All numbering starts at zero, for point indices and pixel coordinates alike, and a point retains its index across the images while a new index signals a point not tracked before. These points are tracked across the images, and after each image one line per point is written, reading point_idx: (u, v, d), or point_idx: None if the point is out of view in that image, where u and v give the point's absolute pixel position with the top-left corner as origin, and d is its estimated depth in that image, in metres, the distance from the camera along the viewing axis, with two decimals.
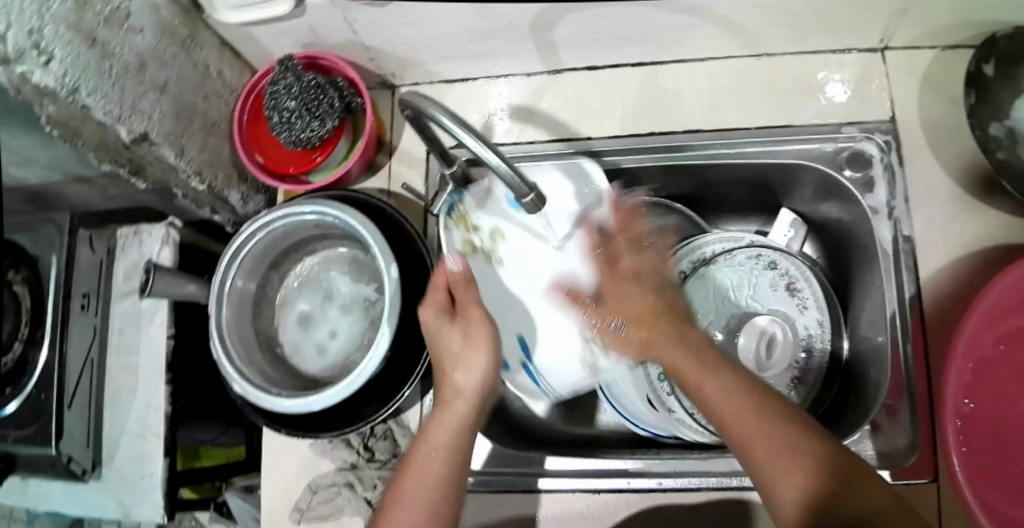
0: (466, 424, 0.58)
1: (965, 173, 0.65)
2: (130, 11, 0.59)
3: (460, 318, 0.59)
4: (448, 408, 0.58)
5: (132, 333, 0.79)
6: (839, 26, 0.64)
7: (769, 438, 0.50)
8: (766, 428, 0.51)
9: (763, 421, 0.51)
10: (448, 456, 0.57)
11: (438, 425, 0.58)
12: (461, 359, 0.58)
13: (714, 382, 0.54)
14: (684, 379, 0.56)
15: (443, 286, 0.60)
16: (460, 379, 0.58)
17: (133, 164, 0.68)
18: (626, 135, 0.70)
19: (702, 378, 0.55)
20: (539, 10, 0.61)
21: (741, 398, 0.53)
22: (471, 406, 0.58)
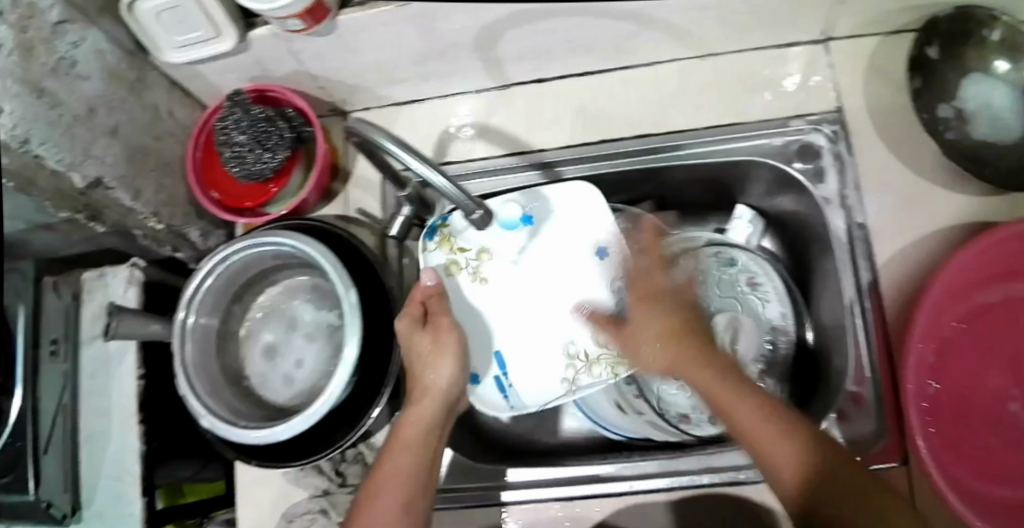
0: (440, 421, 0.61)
1: (918, 156, 0.66)
2: (76, 59, 0.60)
3: (430, 327, 0.62)
4: (420, 404, 0.61)
5: (101, 377, 0.79)
6: (778, 22, 0.64)
7: (800, 464, 0.51)
8: (799, 454, 0.52)
9: (797, 447, 0.52)
10: (423, 451, 0.59)
11: (414, 421, 0.60)
12: (432, 362, 0.61)
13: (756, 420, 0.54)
14: (716, 402, 0.56)
15: (419, 300, 0.63)
16: (431, 378, 0.61)
17: (90, 209, 0.67)
18: (577, 145, 0.70)
19: (740, 414, 0.55)
20: (480, 27, 0.61)
21: (784, 434, 0.53)
22: (443, 404, 0.61)
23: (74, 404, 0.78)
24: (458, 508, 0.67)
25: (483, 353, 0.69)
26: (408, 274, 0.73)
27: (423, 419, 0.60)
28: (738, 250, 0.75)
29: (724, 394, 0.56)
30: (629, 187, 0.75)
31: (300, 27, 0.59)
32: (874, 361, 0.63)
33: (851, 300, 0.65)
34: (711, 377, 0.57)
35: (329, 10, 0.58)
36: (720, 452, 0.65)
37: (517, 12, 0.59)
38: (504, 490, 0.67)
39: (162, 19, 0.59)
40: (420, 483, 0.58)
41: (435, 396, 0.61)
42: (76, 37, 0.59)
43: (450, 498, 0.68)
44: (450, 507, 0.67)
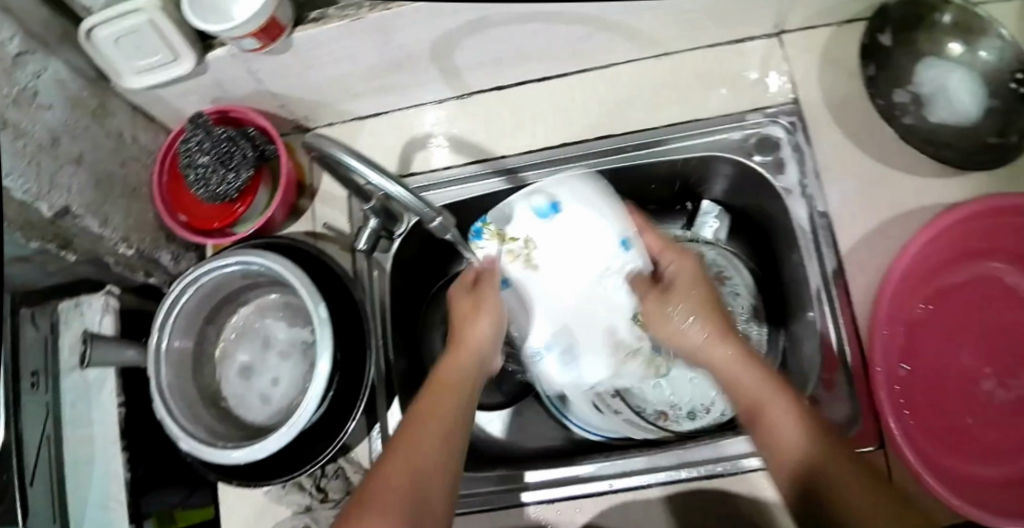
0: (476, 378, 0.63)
1: (878, 141, 0.66)
2: (38, 89, 0.60)
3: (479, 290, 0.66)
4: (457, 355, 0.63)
5: (84, 406, 0.78)
6: (729, 17, 0.65)
7: (781, 421, 0.54)
8: (782, 412, 0.54)
9: (781, 406, 0.55)
10: (463, 397, 0.60)
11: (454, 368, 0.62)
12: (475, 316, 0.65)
13: (773, 399, 0.56)
14: (722, 367, 0.60)
15: (471, 272, 0.68)
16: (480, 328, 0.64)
17: (60, 238, 0.67)
18: (540, 149, 0.71)
19: (753, 391, 0.57)
20: (435, 37, 0.62)
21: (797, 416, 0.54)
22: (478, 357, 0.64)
23: (58, 434, 0.78)
24: None
25: (542, 331, 0.71)
26: (380, 286, 0.73)
27: (462, 371, 0.62)
28: (704, 244, 0.76)
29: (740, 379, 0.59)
30: None
31: (256, 46, 0.59)
32: (844, 348, 0.63)
33: (818, 287, 0.65)
34: (734, 362, 0.60)
35: (284, 27, 0.59)
36: (695, 446, 0.65)
37: (470, 21, 0.60)
38: (489, 495, 0.67)
39: (120, 45, 0.60)
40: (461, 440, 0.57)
41: (474, 354, 0.63)
42: (36, 67, 0.60)
43: None
44: None
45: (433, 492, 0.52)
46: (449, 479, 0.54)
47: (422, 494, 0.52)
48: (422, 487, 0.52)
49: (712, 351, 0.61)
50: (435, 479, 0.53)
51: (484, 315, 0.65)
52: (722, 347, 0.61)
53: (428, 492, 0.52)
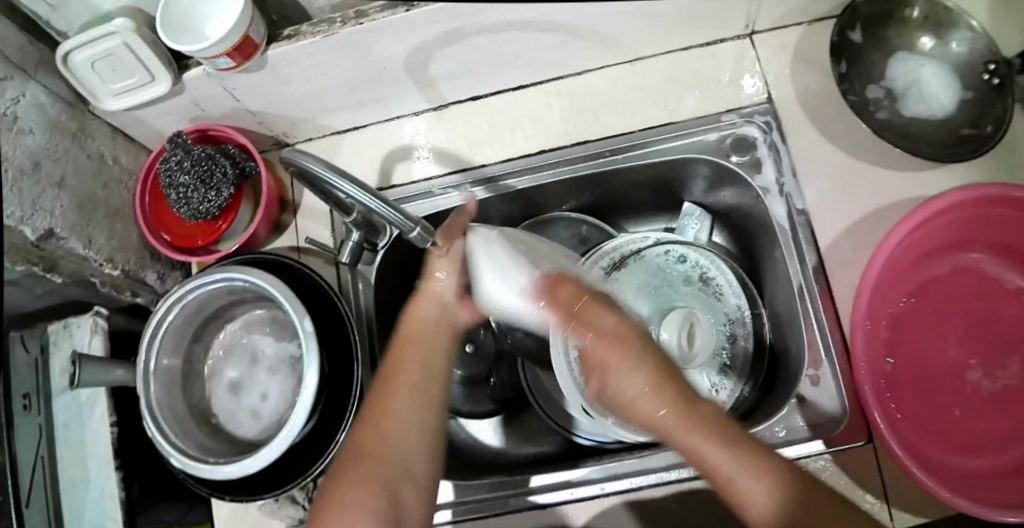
0: (440, 317, 0.64)
1: (853, 138, 0.67)
2: (17, 115, 0.61)
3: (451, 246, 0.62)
4: (422, 300, 0.64)
5: (77, 427, 0.79)
6: (701, 19, 0.66)
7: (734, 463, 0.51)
8: (734, 452, 0.52)
9: (731, 446, 0.52)
10: (426, 346, 0.62)
11: (416, 316, 0.63)
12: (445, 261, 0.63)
13: (724, 457, 0.52)
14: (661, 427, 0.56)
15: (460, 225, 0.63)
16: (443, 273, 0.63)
17: (46, 260, 0.67)
18: (518, 157, 0.71)
19: (700, 449, 0.53)
20: (409, 49, 0.63)
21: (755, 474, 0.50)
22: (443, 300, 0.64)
23: (51, 455, 0.76)
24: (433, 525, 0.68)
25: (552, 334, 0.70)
26: (365, 299, 0.74)
27: (426, 316, 0.63)
28: (689, 244, 0.74)
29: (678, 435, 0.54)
30: (576, 194, 0.76)
31: (231, 65, 0.60)
32: (829, 344, 0.63)
33: (799, 284, 0.66)
34: (676, 417, 0.55)
35: (258, 45, 0.59)
36: None
37: (443, 33, 0.61)
38: (482, 503, 0.68)
39: (97, 67, 0.61)
40: (429, 397, 0.59)
41: (434, 297, 0.63)
42: (15, 92, 0.61)
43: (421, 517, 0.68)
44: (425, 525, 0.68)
45: (409, 461, 0.56)
46: (424, 442, 0.58)
47: (398, 476, 0.55)
48: (397, 463, 0.56)
49: (653, 406, 0.56)
50: (409, 452, 0.56)
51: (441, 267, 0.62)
52: (665, 401, 0.56)
53: (398, 482, 0.55)
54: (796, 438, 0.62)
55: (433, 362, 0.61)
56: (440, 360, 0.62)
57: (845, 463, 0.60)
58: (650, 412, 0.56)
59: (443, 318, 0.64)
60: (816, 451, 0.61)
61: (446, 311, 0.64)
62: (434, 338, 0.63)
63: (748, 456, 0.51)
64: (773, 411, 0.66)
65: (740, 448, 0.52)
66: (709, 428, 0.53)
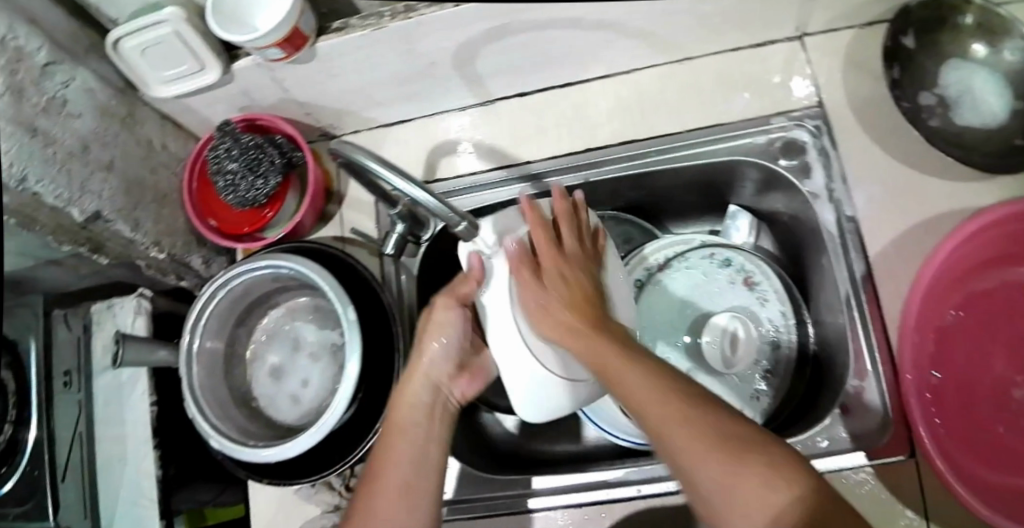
0: (434, 401, 0.64)
1: (902, 147, 0.66)
2: (67, 98, 0.62)
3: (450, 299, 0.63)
4: (411, 382, 0.64)
5: (116, 405, 0.80)
6: (751, 21, 0.65)
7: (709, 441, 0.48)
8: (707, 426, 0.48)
9: (702, 420, 0.49)
10: (417, 437, 0.62)
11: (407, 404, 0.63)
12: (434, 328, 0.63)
13: (652, 398, 0.50)
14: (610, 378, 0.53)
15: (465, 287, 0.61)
16: (433, 352, 0.64)
17: (92, 242, 0.68)
18: (565, 154, 0.71)
19: (628, 385, 0.52)
20: (457, 44, 0.63)
21: (686, 419, 0.49)
22: (430, 380, 0.64)
23: (90, 431, 0.80)
24: (472, 518, 0.69)
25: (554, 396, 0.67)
26: (407, 290, 0.75)
27: (418, 402, 0.63)
28: (734, 247, 0.75)
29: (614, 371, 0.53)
30: (620, 194, 0.76)
31: (280, 56, 0.60)
32: (875, 356, 0.64)
33: (847, 293, 0.66)
34: (609, 352, 0.54)
35: (307, 37, 0.59)
36: None
37: (489, 29, 0.61)
38: (518, 500, 0.69)
39: (148, 55, 0.62)
40: (419, 490, 0.60)
41: (427, 379, 0.64)
42: (65, 77, 0.62)
43: (459, 510, 0.69)
44: (461, 518, 0.69)
45: None
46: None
47: None
48: None
49: (575, 339, 0.56)
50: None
51: (438, 337, 0.63)
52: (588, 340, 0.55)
53: None
54: (838, 449, 0.63)
55: (426, 451, 0.62)
56: (434, 448, 0.62)
57: (887, 476, 0.60)
58: (584, 343, 0.55)
59: (436, 400, 0.64)
60: (859, 463, 0.61)
61: (440, 392, 0.65)
62: (428, 425, 0.63)
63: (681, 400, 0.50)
64: (816, 418, 0.66)
65: (673, 390, 0.50)
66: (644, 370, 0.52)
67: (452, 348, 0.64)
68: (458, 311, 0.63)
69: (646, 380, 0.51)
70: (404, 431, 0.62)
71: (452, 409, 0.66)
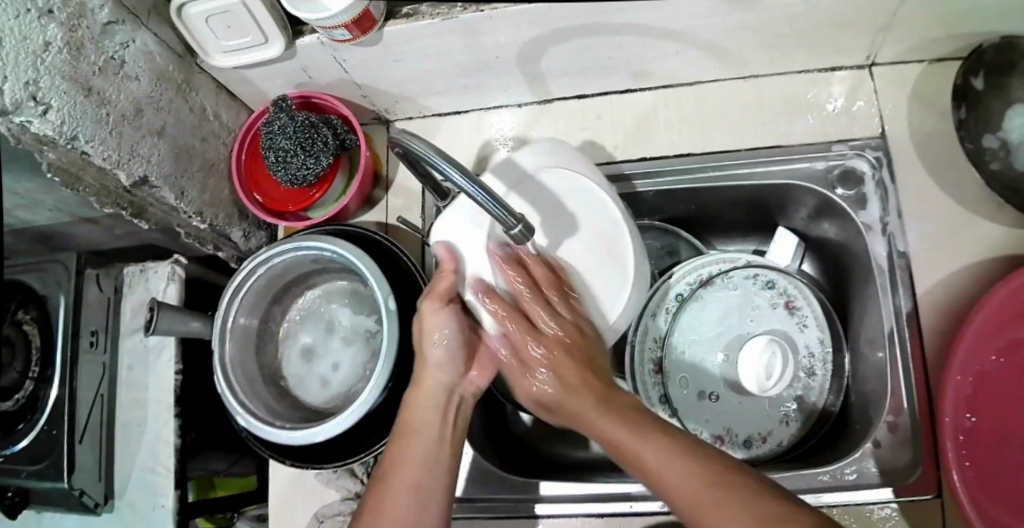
0: (445, 399, 0.61)
1: (959, 185, 0.65)
2: (124, 60, 0.60)
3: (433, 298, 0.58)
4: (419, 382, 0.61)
5: (141, 369, 0.80)
6: (823, 45, 0.64)
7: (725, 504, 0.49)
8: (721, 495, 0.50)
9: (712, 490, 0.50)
10: (428, 439, 0.59)
11: (416, 404, 0.60)
12: (431, 326, 0.59)
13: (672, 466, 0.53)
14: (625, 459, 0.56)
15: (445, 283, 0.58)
16: (437, 351, 0.60)
17: (135, 207, 0.69)
18: (620, 162, 0.71)
19: (645, 454, 0.54)
20: (525, 42, 0.62)
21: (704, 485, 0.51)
22: (439, 380, 0.61)
23: (112, 394, 0.79)
24: (491, 517, 0.69)
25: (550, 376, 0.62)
26: None
27: (429, 403, 0.60)
28: (785, 273, 0.74)
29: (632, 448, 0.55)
30: (668, 207, 0.76)
31: (347, 37, 0.59)
32: (911, 392, 0.63)
33: (890, 327, 0.65)
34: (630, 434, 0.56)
35: (377, 21, 0.58)
36: None
37: (561, 28, 0.60)
38: (539, 503, 0.68)
39: (211, 24, 0.61)
40: (429, 493, 0.58)
41: (436, 381, 0.61)
42: (125, 38, 0.60)
43: (477, 509, 0.69)
44: (481, 516, 0.69)
45: None
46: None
47: None
48: None
49: (596, 417, 0.59)
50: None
51: (437, 337, 0.59)
52: (603, 407, 0.59)
53: None
54: (865, 483, 0.62)
55: (436, 452, 0.60)
56: (444, 448, 0.60)
57: (912, 514, 0.60)
58: (609, 439, 0.57)
59: (445, 397, 0.61)
60: (884, 499, 0.60)
61: (452, 389, 0.62)
62: (440, 423, 0.60)
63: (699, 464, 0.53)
64: (843, 454, 0.66)
65: (687, 453, 0.53)
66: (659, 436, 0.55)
67: (456, 344, 0.60)
68: (446, 312, 0.58)
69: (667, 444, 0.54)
70: (413, 434, 0.59)
71: (464, 405, 0.63)
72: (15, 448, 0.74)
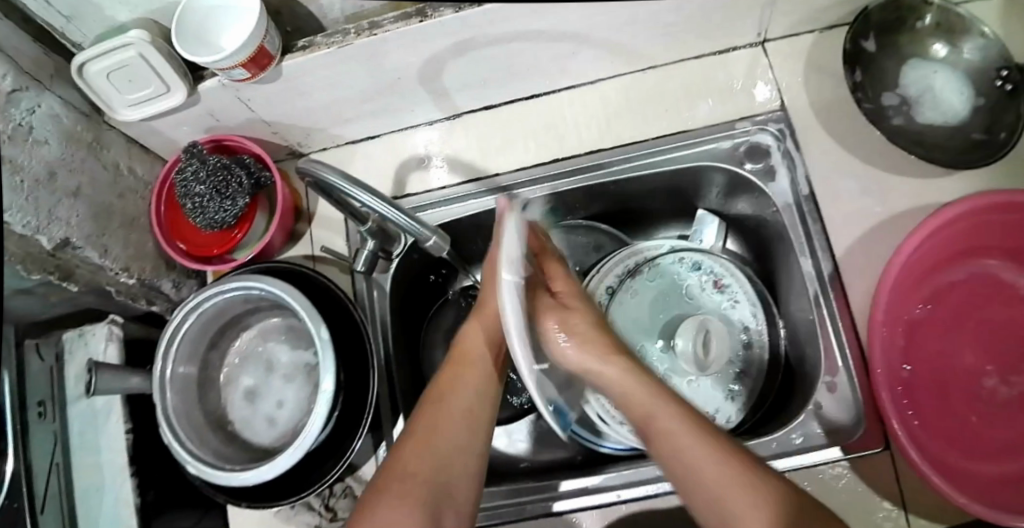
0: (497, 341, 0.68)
1: (866, 144, 0.67)
2: (32, 125, 0.61)
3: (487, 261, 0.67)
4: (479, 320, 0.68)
5: (93, 432, 0.78)
6: (714, 27, 0.66)
7: (711, 472, 0.52)
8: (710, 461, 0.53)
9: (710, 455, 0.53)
10: (479, 371, 0.65)
11: (471, 343, 0.67)
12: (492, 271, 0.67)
13: (716, 479, 0.52)
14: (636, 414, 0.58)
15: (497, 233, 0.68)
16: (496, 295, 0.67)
17: (61, 269, 0.67)
18: (533, 165, 0.72)
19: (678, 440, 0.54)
20: (424, 60, 0.63)
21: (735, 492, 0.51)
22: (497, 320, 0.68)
23: (67, 462, 0.76)
24: None
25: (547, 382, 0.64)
26: (380, 306, 0.75)
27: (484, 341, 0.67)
28: (706, 252, 0.76)
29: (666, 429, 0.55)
30: (588, 204, 0.77)
31: (246, 76, 0.60)
32: (845, 352, 0.64)
33: (814, 291, 0.66)
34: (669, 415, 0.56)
35: (273, 57, 0.59)
36: None
37: (458, 42, 0.61)
38: (560, 500, 0.67)
39: (112, 79, 0.61)
40: (474, 426, 0.62)
41: (497, 320, 0.68)
42: (31, 103, 0.61)
43: None
44: None
45: (455, 479, 0.59)
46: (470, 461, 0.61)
47: (440, 494, 0.58)
48: (447, 479, 0.59)
49: (625, 383, 0.59)
50: (446, 478, 0.59)
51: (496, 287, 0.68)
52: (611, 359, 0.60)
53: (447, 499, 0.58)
54: (812, 445, 0.63)
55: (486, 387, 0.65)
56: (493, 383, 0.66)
57: (863, 470, 0.60)
58: (634, 397, 0.58)
59: (500, 341, 0.68)
60: (835, 457, 0.61)
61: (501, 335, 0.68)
62: (489, 362, 0.67)
63: (769, 499, 0.50)
64: (791, 418, 0.66)
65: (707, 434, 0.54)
66: (682, 414, 0.56)
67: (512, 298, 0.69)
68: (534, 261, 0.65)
69: (716, 449, 0.53)
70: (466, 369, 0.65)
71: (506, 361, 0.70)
72: None
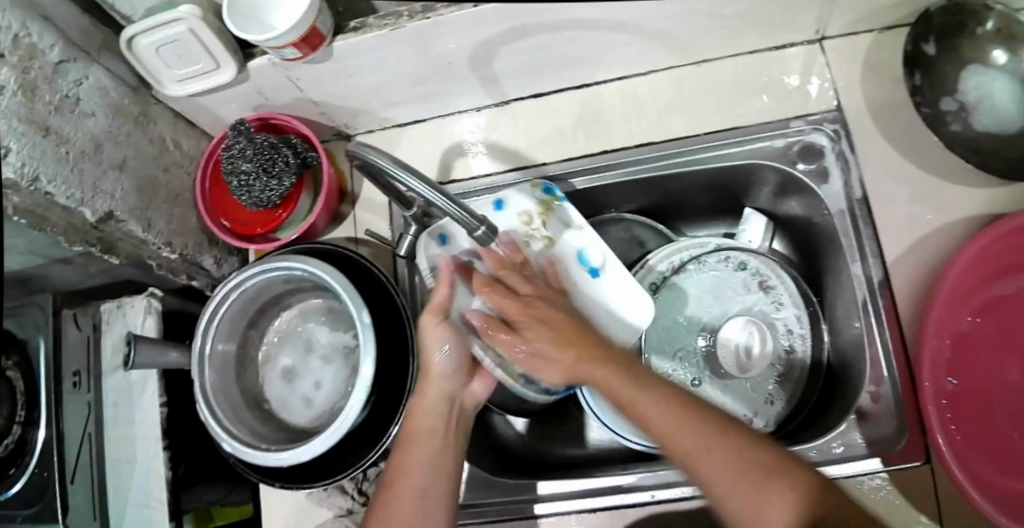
0: (449, 409, 0.62)
1: (920, 149, 0.66)
2: (79, 97, 0.60)
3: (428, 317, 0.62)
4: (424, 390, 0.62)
5: (126, 406, 0.77)
6: (771, 23, 0.64)
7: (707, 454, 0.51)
8: (706, 444, 0.51)
9: (705, 435, 0.52)
10: (432, 447, 0.60)
11: (421, 412, 0.62)
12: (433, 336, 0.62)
13: (705, 455, 0.51)
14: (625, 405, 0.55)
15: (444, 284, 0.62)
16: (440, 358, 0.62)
17: (104, 243, 0.67)
18: (580, 157, 0.72)
19: (654, 418, 0.53)
20: (475, 45, 0.62)
21: (735, 473, 0.50)
22: (443, 389, 0.62)
23: (99, 433, 0.77)
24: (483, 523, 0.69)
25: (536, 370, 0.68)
26: (421, 291, 0.75)
27: (432, 411, 0.61)
28: (752, 253, 0.75)
29: (642, 407, 0.54)
30: (632, 197, 0.77)
31: (297, 56, 0.59)
32: (891, 364, 0.63)
33: (864, 298, 0.65)
34: (639, 398, 0.54)
35: (324, 37, 0.59)
36: None
37: (511, 29, 0.60)
38: (537, 503, 0.68)
39: (161, 53, 0.61)
40: (432, 505, 0.59)
41: (443, 390, 0.62)
42: (78, 75, 0.60)
43: (473, 514, 0.69)
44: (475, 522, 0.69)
45: None
46: None
47: None
48: None
49: (599, 376, 0.56)
50: None
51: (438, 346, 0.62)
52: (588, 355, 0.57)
53: None
54: (851, 455, 0.62)
55: (441, 461, 0.60)
56: (450, 455, 0.61)
57: (901, 485, 0.60)
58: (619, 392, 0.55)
59: (451, 408, 0.63)
60: (873, 468, 0.60)
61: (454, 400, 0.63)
62: (442, 432, 0.61)
63: (786, 493, 0.49)
64: (831, 426, 0.66)
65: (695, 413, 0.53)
66: (663, 400, 0.54)
67: (459, 353, 0.63)
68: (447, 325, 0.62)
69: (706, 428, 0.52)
70: (417, 447, 0.60)
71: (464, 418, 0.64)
72: (10, 493, 0.73)
